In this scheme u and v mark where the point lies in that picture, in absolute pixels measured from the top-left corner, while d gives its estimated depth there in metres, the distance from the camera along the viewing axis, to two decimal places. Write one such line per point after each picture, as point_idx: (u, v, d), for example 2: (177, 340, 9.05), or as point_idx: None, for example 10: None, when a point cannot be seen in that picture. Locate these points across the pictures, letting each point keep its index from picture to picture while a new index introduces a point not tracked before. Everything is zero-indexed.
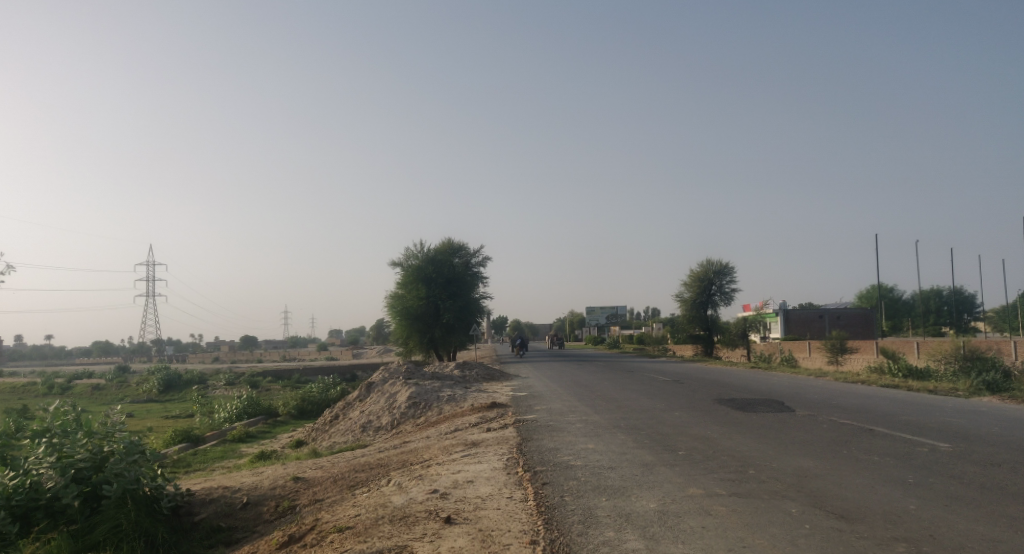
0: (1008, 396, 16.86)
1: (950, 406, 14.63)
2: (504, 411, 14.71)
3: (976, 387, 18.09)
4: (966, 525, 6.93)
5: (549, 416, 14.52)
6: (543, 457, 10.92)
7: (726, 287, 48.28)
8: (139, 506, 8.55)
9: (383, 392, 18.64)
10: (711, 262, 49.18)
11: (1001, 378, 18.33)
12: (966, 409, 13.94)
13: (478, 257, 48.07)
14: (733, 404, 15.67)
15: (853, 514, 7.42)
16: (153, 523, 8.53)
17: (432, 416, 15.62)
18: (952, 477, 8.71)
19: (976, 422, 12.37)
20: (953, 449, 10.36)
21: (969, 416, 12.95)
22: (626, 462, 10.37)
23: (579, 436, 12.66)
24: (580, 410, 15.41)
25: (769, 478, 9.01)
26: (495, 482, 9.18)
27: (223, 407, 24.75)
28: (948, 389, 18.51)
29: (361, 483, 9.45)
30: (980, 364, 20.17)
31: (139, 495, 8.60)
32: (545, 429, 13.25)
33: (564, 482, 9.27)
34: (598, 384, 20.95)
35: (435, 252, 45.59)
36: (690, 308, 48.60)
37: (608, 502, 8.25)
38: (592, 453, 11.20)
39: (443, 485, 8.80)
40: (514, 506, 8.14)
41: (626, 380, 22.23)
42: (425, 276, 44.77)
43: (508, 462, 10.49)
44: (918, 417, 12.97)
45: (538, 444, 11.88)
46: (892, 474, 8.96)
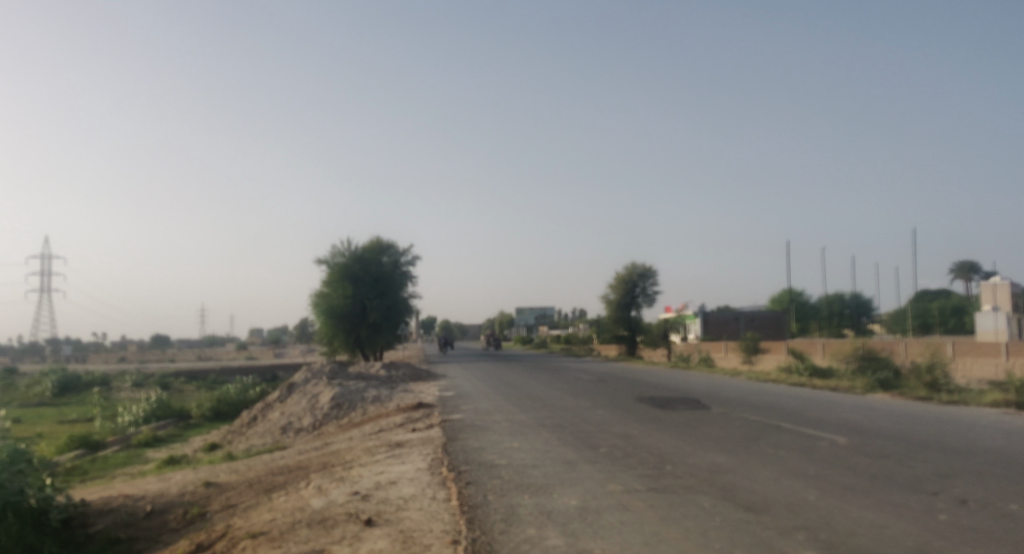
0: (899, 393, 18.07)
1: (849, 402, 15.61)
2: (430, 411, 14.75)
3: (872, 384, 19.33)
4: (858, 513, 7.42)
5: (475, 416, 14.62)
6: (468, 457, 11.01)
7: (649, 289, 49.41)
8: (21, 519, 8.07)
9: (305, 393, 18.30)
10: (635, 264, 50.26)
11: (894, 376, 19.67)
12: (862, 405, 14.91)
13: (407, 256, 47.55)
14: (653, 402, 16.21)
15: (759, 506, 7.83)
16: (38, 538, 8.09)
17: (355, 417, 15.46)
18: (848, 469, 9.32)
19: (871, 418, 13.22)
20: (849, 442, 11.07)
21: (866, 412, 13.82)
22: (549, 460, 10.57)
23: (504, 435, 12.80)
24: (506, 409, 15.56)
25: (684, 474, 9.37)
26: (418, 483, 9.21)
27: (128, 410, 23.60)
28: (847, 386, 19.69)
29: (278, 486, 9.29)
30: (875, 362, 21.57)
31: (23, 507, 8.13)
32: (471, 428, 13.36)
33: (488, 481, 9.39)
34: (525, 383, 21.22)
35: (362, 250, 44.80)
36: (614, 309, 49.58)
37: (530, 500, 8.41)
38: (517, 451, 11.36)
39: (365, 487, 8.76)
40: (437, 505, 8.22)
41: (552, 379, 22.61)
42: (352, 275, 44.09)
43: (433, 463, 10.53)
44: (822, 414, 13.73)
45: (463, 444, 11.95)
46: (795, 467, 9.49)
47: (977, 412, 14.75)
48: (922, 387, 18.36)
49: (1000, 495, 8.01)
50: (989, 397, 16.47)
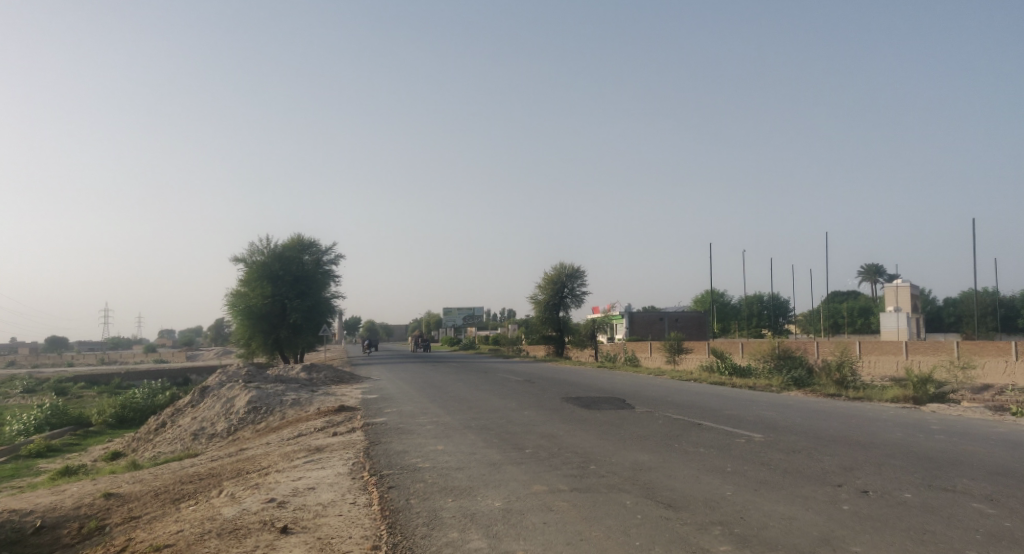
0: (811, 390, 18.86)
1: (765, 399, 16.14)
2: (352, 414, 14.42)
3: (786, 383, 20.11)
4: (771, 507, 7.63)
5: (399, 418, 14.35)
6: (391, 460, 10.79)
7: (577, 290, 49.98)
8: None
9: (219, 397, 17.59)
10: (563, 265, 50.74)
11: (807, 375, 20.53)
12: (778, 402, 15.43)
13: (330, 255, 46.54)
14: (579, 402, 16.36)
15: (678, 502, 7.96)
16: None
17: (273, 421, 14.96)
18: (763, 464, 9.60)
19: (785, 414, 13.71)
20: (764, 439, 11.43)
21: (781, 409, 14.31)
22: (474, 462, 10.47)
23: (429, 438, 12.63)
24: (431, 412, 15.34)
25: (608, 473, 9.45)
26: (338, 488, 8.95)
27: (20, 419, 22.09)
28: (764, 384, 20.42)
29: (187, 495, 8.83)
30: (790, 360, 22.46)
31: None
32: (394, 431, 13.11)
33: (411, 484, 9.22)
34: (451, 385, 21.03)
35: (283, 248, 43.58)
36: (542, 310, 49.92)
37: (453, 503, 8.29)
38: (441, 454, 11.20)
39: (281, 493, 8.44)
40: (357, 511, 8.00)
41: (478, 380, 22.50)
42: (271, 274, 42.83)
43: (354, 467, 10.27)
44: (740, 411, 14.14)
45: (386, 448, 11.71)
46: (714, 464, 9.71)
47: (882, 408, 15.52)
48: (832, 384, 19.23)
49: (900, 484, 8.41)
50: (891, 393, 17.38)
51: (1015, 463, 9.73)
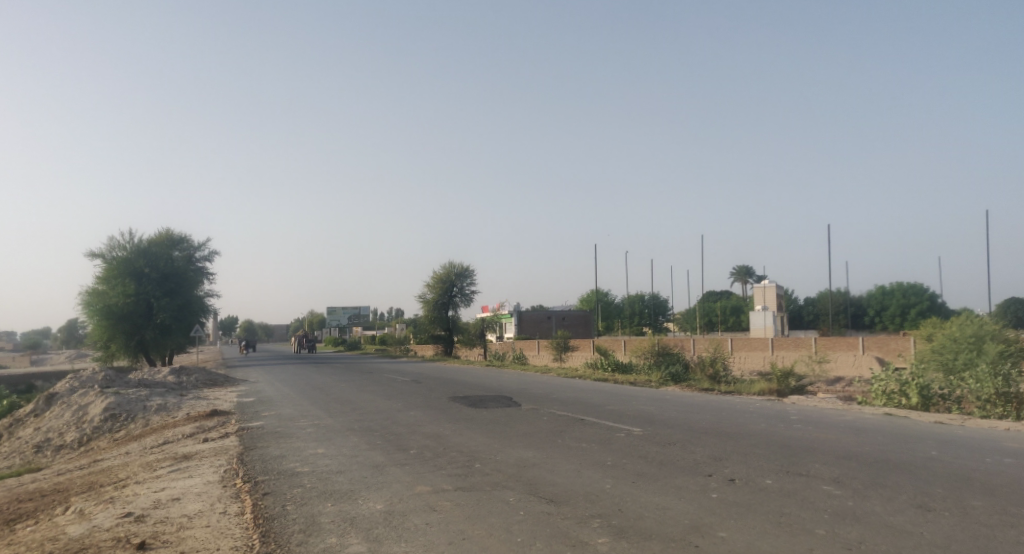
0: (687, 385, 19.74)
1: (645, 394, 16.72)
2: (225, 419, 13.65)
3: (665, 378, 20.98)
4: (648, 498, 7.85)
5: (277, 422, 13.73)
6: (266, 466, 10.27)
7: (466, 289, 49.93)
8: None
9: (71, 404, 16.17)
10: (453, 264, 50.50)
11: (683, 370, 21.51)
12: (657, 397, 16.02)
13: (203, 251, 44.10)
14: (465, 400, 16.29)
15: (560, 497, 8.04)
16: None
17: (134, 429, 13.91)
18: (640, 457, 9.89)
19: (662, 408, 14.26)
20: (643, 432, 11.80)
21: (659, 404, 14.85)
22: (355, 465, 10.15)
23: (308, 441, 12.16)
24: (311, 414, 14.79)
25: (492, 471, 9.42)
26: (206, 497, 8.41)
27: None
28: (644, 380, 21.21)
29: (26, 514, 7.99)
30: (668, 357, 23.41)
31: None
32: (271, 435, 12.52)
33: (287, 490, 8.80)
34: (333, 386, 20.40)
35: (149, 244, 40.88)
36: (431, 309, 49.47)
37: (332, 507, 7.98)
38: (321, 458, 10.80)
39: (140, 506, 7.82)
40: (227, 520, 7.53)
41: (362, 381, 21.97)
42: (135, 271, 40.08)
43: (225, 474, 9.70)
44: (621, 407, 14.54)
45: (261, 453, 11.15)
46: (595, 458, 9.90)
47: (750, 400, 16.46)
48: (706, 379, 20.23)
49: (763, 472, 8.90)
50: (758, 386, 18.48)
51: (862, 448, 10.54)
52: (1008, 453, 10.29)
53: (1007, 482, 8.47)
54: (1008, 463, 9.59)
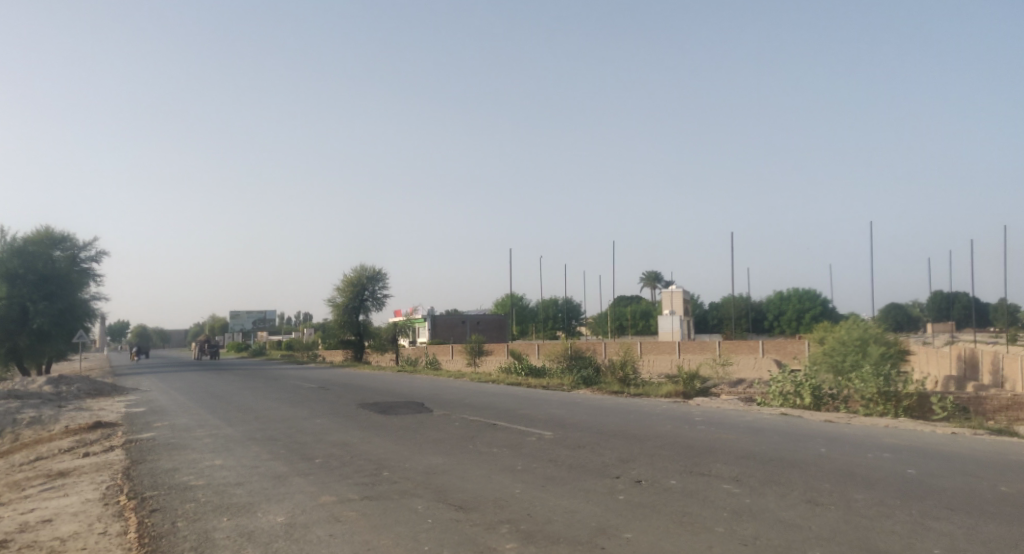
0: (598, 388, 20.01)
1: (557, 398, 16.79)
2: (110, 431, 12.71)
3: (577, 382, 21.19)
4: (558, 501, 7.79)
5: (169, 433, 12.91)
6: (155, 480, 9.59)
7: (378, 293, 49.11)
8: None
9: None
10: (363, 267, 49.49)
11: (595, 374, 21.80)
12: (568, 401, 16.11)
13: (88, 251, 41.39)
14: (375, 407, 15.86)
15: (470, 503, 7.86)
16: None
17: (5, 445, 12.75)
18: (551, 461, 9.86)
19: (573, 412, 14.34)
20: (554, 436, 11.80)
21: (570, 407, 14.93)
22: (254, 476, 9.64)
23: (204, 452, 11.48)
24: (208, 424, 14.01)
25: (400, 478, 9.14)
26: (84, 518, 7.75)
27: None
28: (556, 384, 21.35)
29: None
30: (579, 361, 23.69)
31: None
32: (163, 448, 11.75)
33: (178, 506, 8.23)
34: (234, 394, 19.45)
35: (26, 243, 38.03)
36: (341, 313, 48.29)
37: (227, 522, 7.51)
38: (216, 470, 10.20)
39: (4, 531, 7.10)
40: (107, 541, 6.95)
41: (266, 388, 21.08)
42: (8, 272, 37.17)
43: (108, 491, 8.98)
44: (533, 411, 14.52)
45: (150, 467, 10.43)
46: (505, 463, 9.80)
47: (657, 402, 16.83)
48: (616, 381, 20.58)
49: (669, 472, 9.05)
50: (665, 388, 18.94)
51: (761, 447, 10.92)
52: (890, 449, 10.91)
53: (890, 476, 8.93)
54: (889, 457, 10.15)
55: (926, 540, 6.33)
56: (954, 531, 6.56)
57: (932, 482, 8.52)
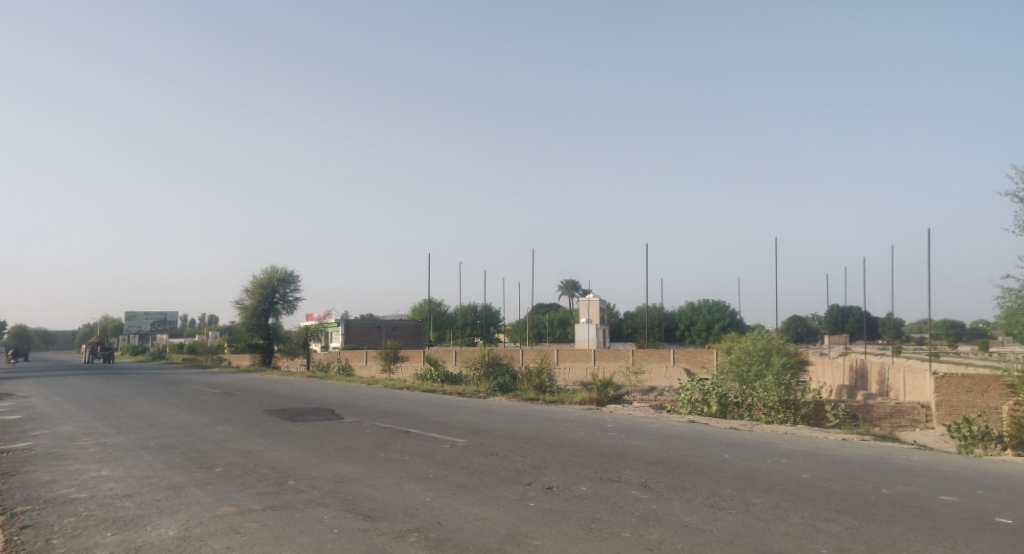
0: (513, 395, 20.13)
1: (472, 405, 16.78)
2: None
3: (493, 388, 21.25)
4: (468, 509, 7.79)
5: (52, 442, 12.11)
6: (33, 493, 8.98)
7: (289, 295, 47.86)
8: None
9: None
10: (274, 269, 48.06)
11: (511, 380, 21.92)
12: (483, 408, 16.13)
13: None
14: (282, 414, 15.41)
15: (377, 512, 7.76)
16: None
17: None
18: (463, 468, 9.85)
19: (487, 419, 14.37)
20: (466, 443, 11.79)
21: (484, 414, 14.96)
22: (147, 487, 9.18)
23: (90, 463, 10.84)
24: (97, 433, 13.23)
25: (306, 487, 8.92)
26: None
27: None
28: (472, 390, 21.34)
29: None
30: (496, 368, 23.77)
31: None
32: (43, 458, 11.01)
33: (57, 521, 7.74)
34: (127, 400, 18.45)
35: None
36: (249, 315, 46.72)
37: (114, 537, 7.12)
38: (105, 481, 9.65)
39: None
40: None
41: (164, 394, 20.12)
42: None
43: None
44: (446, 418, 14.46)
45: (28, 479, 9.76)
46: (416, 471, 9.72)
47: (571, 410, 17.10)
48: (532, 389, 20.75)
49: (579, 478, 9.20)
50: (580, 396, 19.25)
51: (668, 454, 11.26)
52: (787, 454, 11.48)
53: (785, 480, 9.40)
54: (785, 462, 10.69)
55: (813, 541, 6.69)
56: (841, 532, 6.96)
57: (822, 486, 9.03)
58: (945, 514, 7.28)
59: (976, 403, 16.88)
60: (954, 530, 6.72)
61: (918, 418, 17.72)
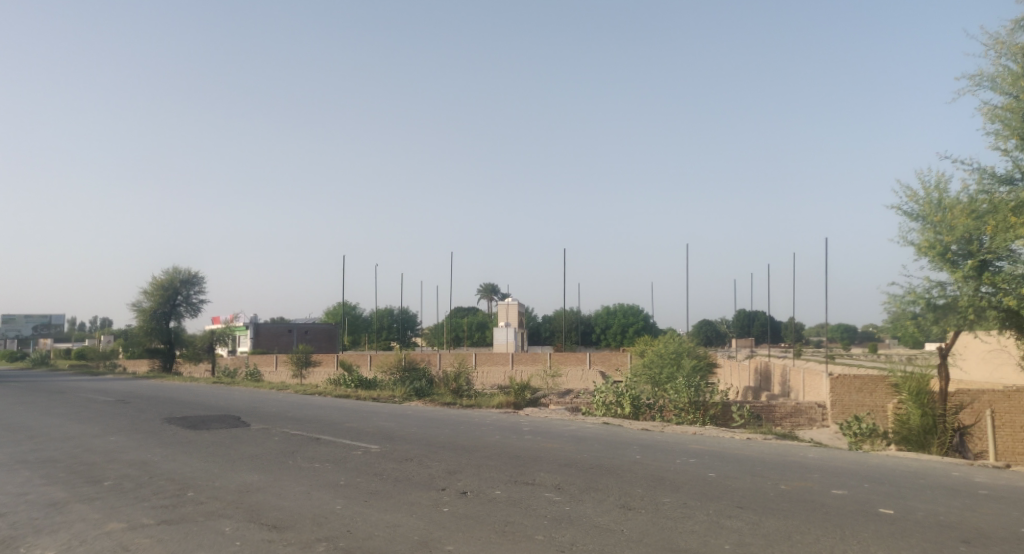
0: (430, 399, 19.95)
1: (386, 410, 16.50)
2: None
3: (409, 393, 21.00)
4: (379, 516, 7.66)
5: None
6: None
7: (193, 298, 45.84)
8: None
9: None
10: (177, 270, 45.86)
11: (427, 385, 21.73)
12: (397, 413, 15.92)
13: None
14: (183, 422, 14.70)
15: (283, 522, 7.51)
16: None
17: None
18: (375, 474, 9.68)
19: (401, 424, 14.18)
20: (379, 449, 11.59)
21: (399, 419, 14.76)
22: (27, 505, 8.55)
23: None
24: None
25: (206, 499, 8.53)
26: None
27: None
28: (387, 395, 21.00)
29: None
30: (413, 372, 23.51)
31: None
32: None
33: None
34: (8, 411, 17.16)
35: None
36: (148, 319, 44.43)
37: None
38: None
39: None
40: None
41: (50, 403, 18.83)
42: None
43: None
44: (359, 423, 14.18)
45: None
46: (326, 478, 9.49)
47: (487, 413, 17.11)
48: (449, 393, 20.63)
49: (493, 482, 9.21)
50: (497, 399, 19.27)
51: (582, 456, 11.42)
52: (694, 454, 11.87)
53: (691, 479, 9.71)
54: (693, 462, 11.03)
55: (717, 537, 6.92)
56: (742, 527, 7.24)
57: (726, 483, 9.38)
58: (836, 506, 7.70)
59: (866, 402, 17.98)
60: (843, 521, 7.12)
61: (815, 416, 18.70)
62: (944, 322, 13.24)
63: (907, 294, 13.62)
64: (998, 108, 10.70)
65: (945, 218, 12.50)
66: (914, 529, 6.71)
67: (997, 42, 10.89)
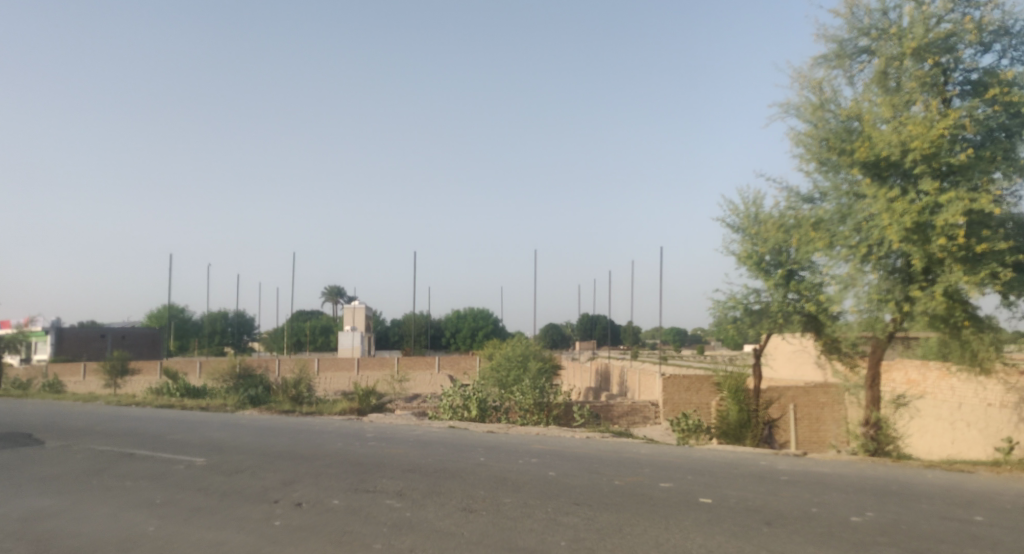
0: (267, 407, 18.94)
1: (216, 420, 15.44)
2: None
3: (243, 401, 19.82)
4: (200, 535, 7.12)
5: None
6: None
7: None
8: None
9: None
10: None
11: (264, 392, 20.62)
12: (229, 422, 14.95)
13: None
14: None
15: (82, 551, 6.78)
16: None
17: None
18: (198, 490, 9.01)
19: (233, 434, 13.32)
20: (206, 462, 10.81)
21: (230, 429, 13.86)
22: None
23: None
24: None
25: None
26: None
27: None
28: (218, 404, 19.67)
29: None
30: (249, 379, 22.23)
31: None
32: None
33: None
34: None
35: None
36: None
37: None
38: None
39: None
40: None
41: None
42: None
43: None
44: (184, 435, 13.15)
45: None
46: (140, 498, 8.69)
47: (328, 420, 16.51)
48: (288, 400, 19.71)
49: (332, 491, 8.87)
50: (340, 406, 18.67)
51: (426, 460, 11.29)
52: (536, 454, 12.13)
53: (533, 479, 9.89)
54: (535, 462, 11.25)
55: (553, 534, 7.08)
56: (576, 523, 7.48)
57: (565, 481, 9.65)
58: (662, 498, 8.16)
59: (693, 400, 19.29)
60: (668, 512, 7.55)
61: (650, 414, 19.84)
62: (758, 326, 14.58)
63: (728, 300, 14.82)
64: (802, 133, 11.91)
65: (760, 231, 13.78)
66: (727, 515, 7.25)
67: (799, 75, 12.15)
